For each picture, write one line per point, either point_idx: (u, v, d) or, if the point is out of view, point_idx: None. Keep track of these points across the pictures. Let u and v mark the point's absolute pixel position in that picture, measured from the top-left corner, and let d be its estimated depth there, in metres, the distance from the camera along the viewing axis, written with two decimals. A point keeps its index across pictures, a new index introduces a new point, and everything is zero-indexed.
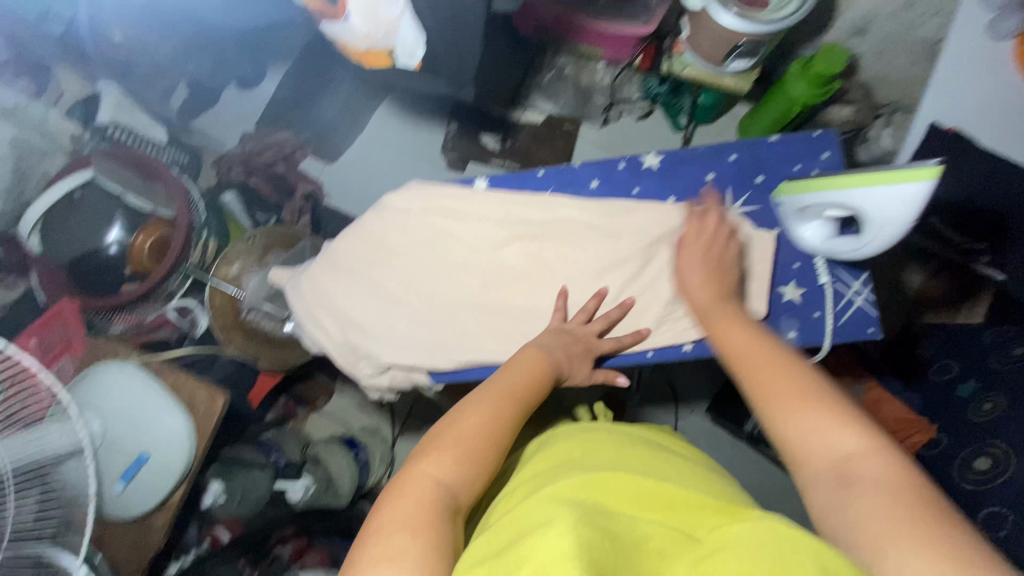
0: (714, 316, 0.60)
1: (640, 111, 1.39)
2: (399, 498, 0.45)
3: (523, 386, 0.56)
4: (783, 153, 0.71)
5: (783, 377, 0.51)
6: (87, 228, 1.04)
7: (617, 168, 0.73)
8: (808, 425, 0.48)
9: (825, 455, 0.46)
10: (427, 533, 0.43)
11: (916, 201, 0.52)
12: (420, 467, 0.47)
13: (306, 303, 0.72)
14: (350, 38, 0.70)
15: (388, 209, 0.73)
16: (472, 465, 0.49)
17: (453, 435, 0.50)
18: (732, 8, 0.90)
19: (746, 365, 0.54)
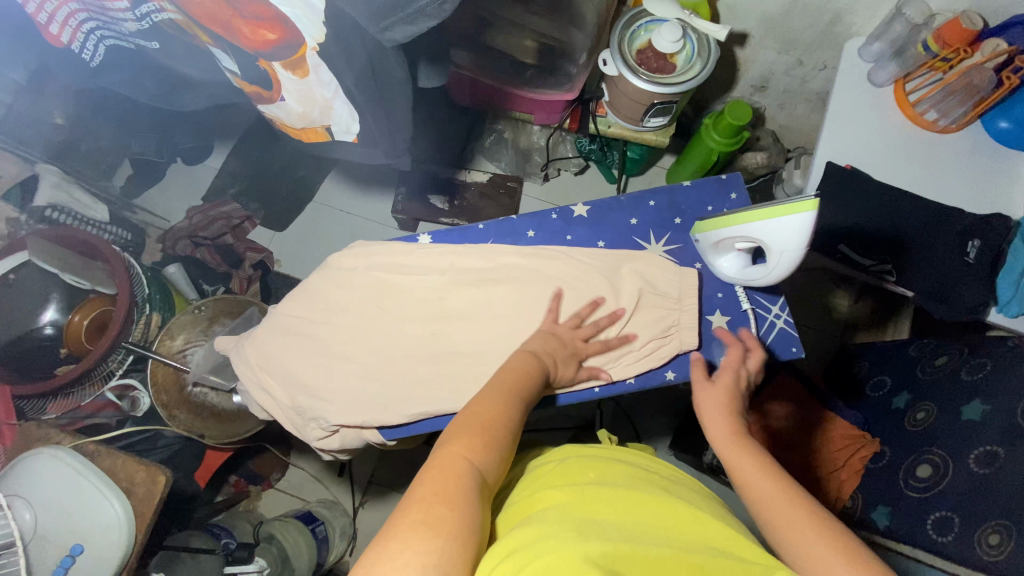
0: (726, 451, 0.57)
1: (576, 167, 1.48)
2: (434, 474, 0.47)
3: (529, 380, 0.60)
4: (697, 195, 0.78)
5: (811, 538, 0.46)
6: (20, 310, 1.03)
7: (550, 218, 0.78)
8: None
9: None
10: (465, 509, 0.45)
11: (804, 229, 0.59)
12: (455, 450, 0.50)
13: (251, 367, 0.72)
14: (288, 116, 0.81)
15: (334, 269, 0.76)
16: (497, 449, 0.52)
17: (474, 423, 0.53)
18: (643, 74, 1.01)
19: (778, 521, 0.48)
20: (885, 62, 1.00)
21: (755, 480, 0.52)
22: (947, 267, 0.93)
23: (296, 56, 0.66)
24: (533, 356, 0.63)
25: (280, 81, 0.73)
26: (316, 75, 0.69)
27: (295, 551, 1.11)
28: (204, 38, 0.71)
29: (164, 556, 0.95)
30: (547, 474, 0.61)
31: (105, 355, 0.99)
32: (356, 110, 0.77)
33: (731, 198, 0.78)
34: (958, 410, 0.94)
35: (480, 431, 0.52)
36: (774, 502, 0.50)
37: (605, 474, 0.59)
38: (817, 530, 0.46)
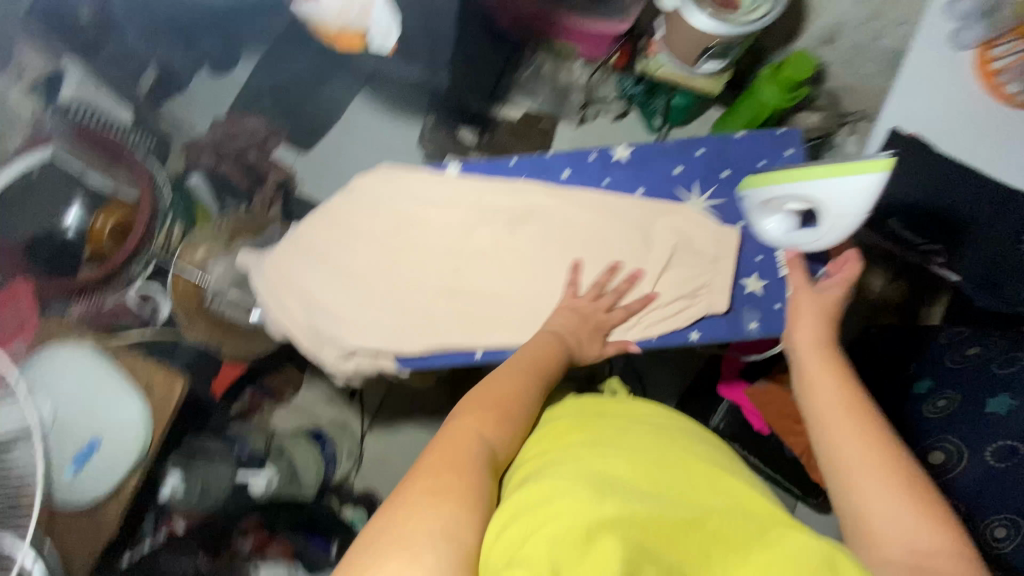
0: (811, 356, 0.58)
1: (616, 112, 1.40)
2: (444, 446, 0.47)
3: (546, 361, 0.59)
4: (749, 148, 0.72)
5: (865, 452, 0.48)
6: (44, 208, 1.01)
7: (588, 158, 0.73)
8: (876, 495, 0.46)
9: (888, 536, 0.44)
10: (472, 480, 0.45)
11: (871, 192, 0.55)
12: (462, 424, 0.50)
13: (269, 286, 0.70)
14: (327, 16, 0.85)
15: (357, 193, 0.72)
16: (508, 427, 0.52)
17: (487, 400, 0.53)
18: (707, 9, 0.93)
19: (831, 420, 0.52)
20: (974, 23, 0.88)
21: (820, 382, 0.55)
22: (998, 252, 0.89)
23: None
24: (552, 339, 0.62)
25: None
26: None
27: (303, 464, 1.15)
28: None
29: (180, 456, 1.02)
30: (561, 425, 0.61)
31: (128, 262, 1.04)
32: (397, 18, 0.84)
33: (785, 155, 0.72)
34: (982, 400, 0.91)
35: (489, 407, 0.52)
36: (832, 405, 0.53)
37: (620, 428, 0.59)
38: (872, 443, 0.49)
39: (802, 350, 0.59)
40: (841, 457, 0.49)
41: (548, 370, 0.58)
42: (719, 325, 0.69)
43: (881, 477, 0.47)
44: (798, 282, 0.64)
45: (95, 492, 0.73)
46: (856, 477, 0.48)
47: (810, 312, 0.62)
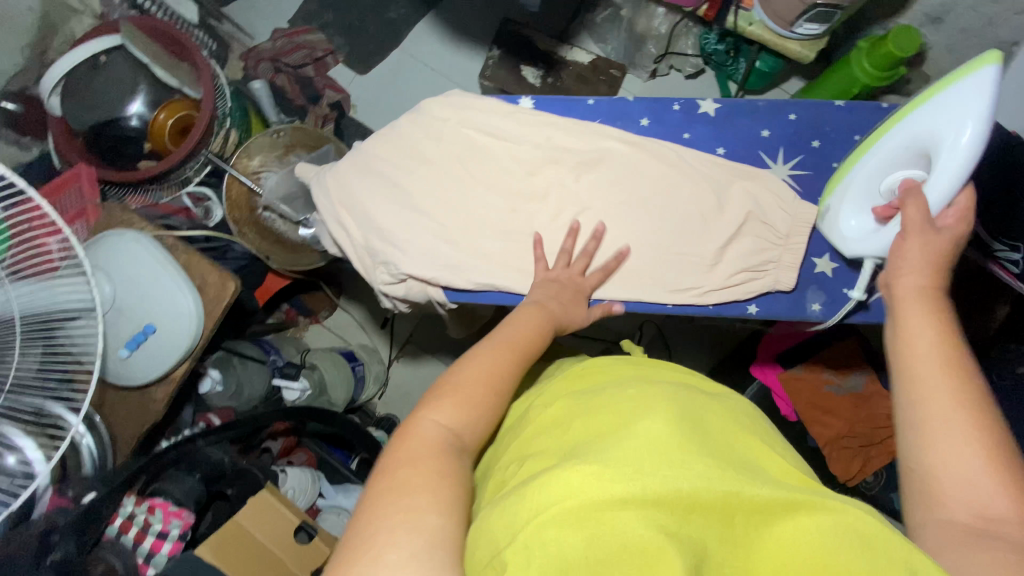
0: (908, 300, 0.52)
1: (691, 69, 1.32)
2: (402, 442, 0.44)
3: (525, 338, 0.54)
4: (845, 119, 0.68)
5: (961, 419, 0.43)
6: (108, 95, 1.02)
7: (671, 108, 0.69)
8: (950, 457, 0.42)
9: (959, 503, 0.41)
10: (440, 470, 0.42)
11: (981, 89, 0.50)
12: (424, 414, 0.46)
13: (330, 199, 0.70)
14: None
15: (426, 116, 0.71)
16: (479, 409, 0.48)
17: (453, 385, 0.49)
18: None
19: (920, 371, 0.47)
20: None
21: (917, 329, 0.49)
22: None
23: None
24: (537, 314, 0.58)
25: None
26: None
27: (333, 380, 1.19)
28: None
29: (221, 357, 1.07)
30: (576, 376, 0.60)
31: (185, 162, 1.02)
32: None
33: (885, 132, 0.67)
34: None
35: (452, 394, 0.48)
36: (926, 356, 0.47)
37: (636, 384, 0.53)
38: (964, 397, 0.44)
39: (902, 299, 0.52)
40: (925, 416, 0.45)
41: (519, 348, 0.53)
42: (780, 302, 0.67)
43: (971, 442, 0.42)
44: (909, 222, 0.55)
45: (145, 376, 0.76)
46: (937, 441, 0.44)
47: (917, 253, 0.54)
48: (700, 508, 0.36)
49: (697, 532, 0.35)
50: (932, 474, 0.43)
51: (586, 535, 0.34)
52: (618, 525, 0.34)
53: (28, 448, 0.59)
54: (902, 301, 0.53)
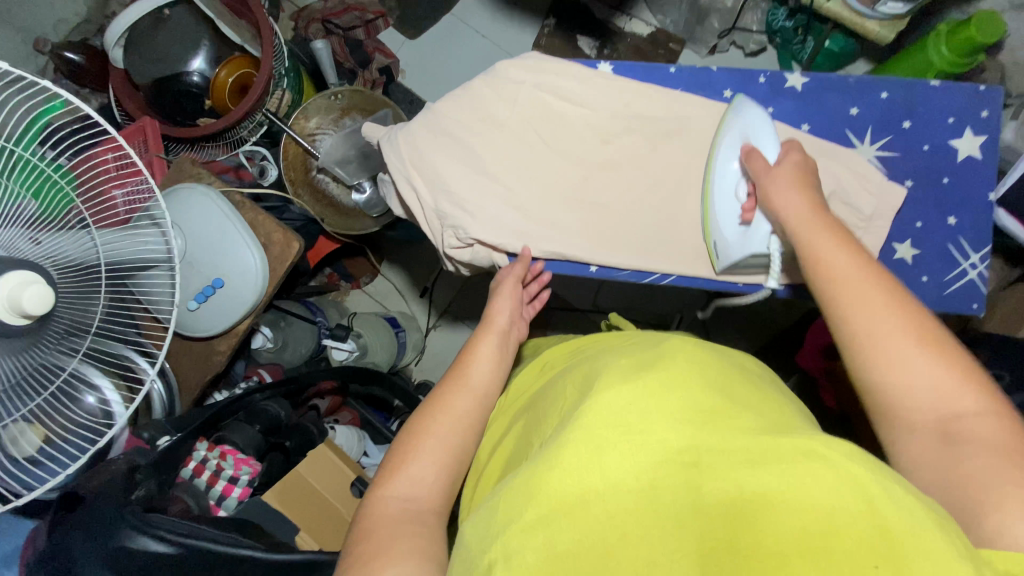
0: (800, 229, 0.52)
1: (753, 46, 1.28)
2: (363, 522, 0.45)
3: (467, 373, 0.54)
4: (940, 101, 0.65)
5: (910, 329, 0.44)
6: (171, 48, 1.03)
7: (756, 81, 0.67)
8: (899, 373, 0.44)
9: (928, 408, 0.43)
10: (401, 532, 0.43)
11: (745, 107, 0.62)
12: (381, 492, 0.46)
13: (401, 159, 0.69)
14: None
15: (502, 77, 0.69)
16: (432, 460, 0.48)
17: (397, 450, 0.49)
18: None
19: (848, 291, 0.47)
20: None
21: (828, 254, 0.49)
22: None
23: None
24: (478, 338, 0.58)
25: None
26: None
27: (376, 344, 1.21)
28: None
29: (272, 315, 1.09)
30: (542, 362, 0.64)
31: (243, 120, 1.02)
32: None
33: (980, 116, 0.65)
34: None
35: (398, 464, 0.48)
36: (846, 270, 0.47)
37: (588, 361, 0.54)
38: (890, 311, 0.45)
39: (797, 229, 0.52)
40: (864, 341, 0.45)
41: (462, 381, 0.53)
42: None
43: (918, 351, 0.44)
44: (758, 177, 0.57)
45: (212, 328, 0.79)
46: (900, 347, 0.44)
47: (789, 187, 0.54)
48: (669, 483, 0.35)
49: (674, 512, 0.34)
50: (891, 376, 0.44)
51: (560, 544, 0.33)
52: (590, 522, 0.34)
53: (107, 389, 0.60)
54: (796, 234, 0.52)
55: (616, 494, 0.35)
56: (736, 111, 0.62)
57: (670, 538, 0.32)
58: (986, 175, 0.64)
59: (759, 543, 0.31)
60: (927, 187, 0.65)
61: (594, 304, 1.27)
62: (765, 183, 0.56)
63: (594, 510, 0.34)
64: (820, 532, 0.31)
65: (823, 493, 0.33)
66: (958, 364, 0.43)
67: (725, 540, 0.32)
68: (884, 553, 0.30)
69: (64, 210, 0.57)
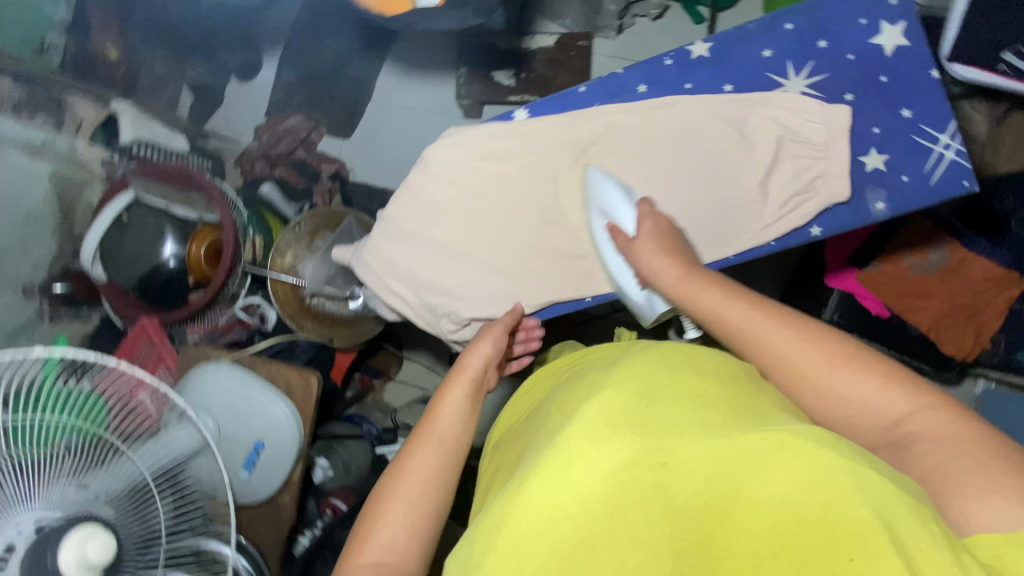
0: (679, 288, 0.54)
1: (656, 10, 1.33)
2: None
3: (436, 423, 0.53)
4: (844, 7, 0.65)
5: (812, 354, 0.46)
6: (143, 246, 1.08)
7: (663, 65, 0.68)
8: (834, 399, 0.44)
9: (871, 424, 0.43)
10: None
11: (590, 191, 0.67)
12: (356, 560, 0.47)
13: (376, 274, 0.72)
14: None
15: (432, 162, 0.71)
16: (410, 512, 0.49)
17: (376, 503, 0.50)
18: None
19: (751, 347, 0.48)
20: None
21: (713, 308, 0.51)
22: None
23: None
24: (449, 388, 0.56)
25: None
26: None
27: None
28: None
29: (322, 444, 1.12)
30: (529, 388, 0.65)
31: (226, 280, 1.08)
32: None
33: (889, 6, 0.64)
34: None
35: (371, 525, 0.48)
36: (737, 328, 0.49)
37: (574, 380, 0.52)
38: (798, 348, 0.46)
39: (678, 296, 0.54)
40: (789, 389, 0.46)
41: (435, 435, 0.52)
42: (843, 214, 0.64)
43: (840, 377, 0.44)
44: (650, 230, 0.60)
45: (268, 488, 0.81)
46: (817, 382, 0.45)
47: (652, 255, 0.57)
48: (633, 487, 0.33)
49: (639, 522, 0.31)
50: (817, 410, 0.45)
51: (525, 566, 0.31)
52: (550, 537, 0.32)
53: None
54: (682, 298, 0.54)
55: (593, 508, 0.32)
56: (591, 184, 0.67)
57: (649, 553, 0.30)
58: (921, 56, 0.63)
59: (731, 544, 0.30)
60: (869, 91, 0.63)
61: (613, 307, 1.26)
62: (633, 255, 0.60)
63: (574, 531, 0.32)
64: (786, 529, 0.30)
65: (784, 488, 0.31)
66: (868, 368, 0.45)
67: (699, 540, 0.31)
68: (856, 546, 0.29)
69: (93, 447, 0.57)
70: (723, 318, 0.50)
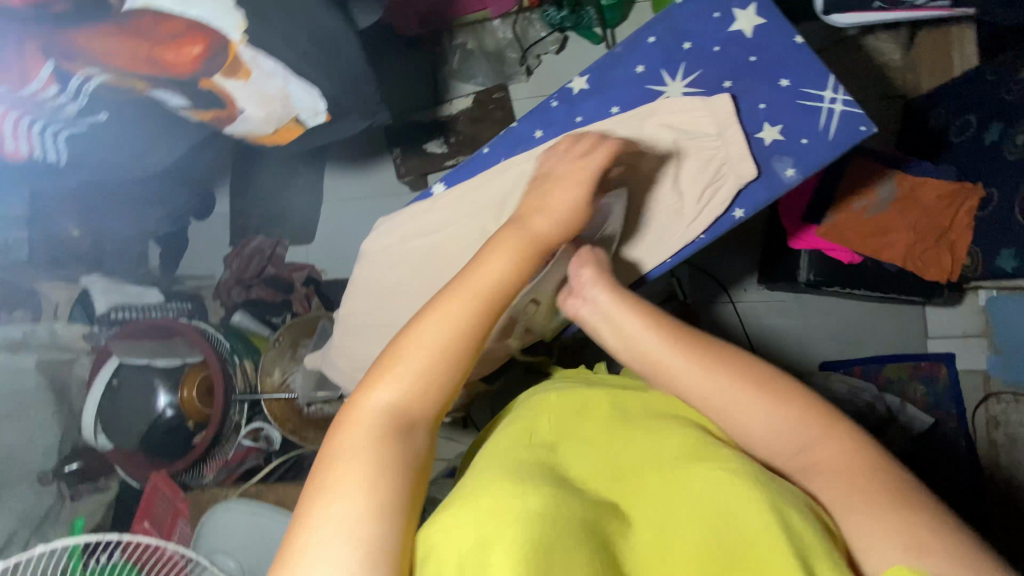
0: (605, 309, 0.53)
1: (556, 44, 1.39)
2: (342, 433, 0.39)
3: (481, 272, 0.46)
4: (697, 7, 0.69)
5: (727, 379, 0.44)
6: (140, 404, 1.10)
7: (551, 107, 0.72)
8: (746, 419, 0.43)
9: (780, 448, 0.42)
10: (377, 457, 0.37)
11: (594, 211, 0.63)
12: (361, 393, 0.41)
13: (346, 373, 0.74)
14: (256, 125, 0.84)
15: (371, 254, 0.76)
16: (432, 382, 0.41)
17: (393, 354, 0.42)
18: None
19: (665, 368, 0.47)
20: None
21: (631, 330, 0.50)
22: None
23: (228, 60, 0.72)
24: (502, 241, 0.49)
25: (226, 90, 0.77)
26: (258, 69, 0.74)
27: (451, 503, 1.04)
28: (143, 88, 0.78)
29: None
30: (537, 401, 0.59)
31: (225, 413, 1.11)
32: (315, 86, 0.78)
33: None
34: None
35: (388, 364, 0.42)
36: (656, 352, 0.47)
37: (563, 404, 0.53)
38: (717, 370, 0.45)
39: (602, 320, 0.54)
40: (708, 409, 0.45)
41: (481, 279, 0.44)
42: (758, 190, 0.66)
43: (759, 400, 0.43)
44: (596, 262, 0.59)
45: None
46: (724, 405, 0.44)
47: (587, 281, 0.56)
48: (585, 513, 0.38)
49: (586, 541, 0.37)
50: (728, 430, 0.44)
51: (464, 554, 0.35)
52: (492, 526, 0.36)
53: None
54: (606, 318, 0.53)
55: (521, 526, 0.34)
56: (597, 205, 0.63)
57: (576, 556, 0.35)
58: (781, 28, 0.66)
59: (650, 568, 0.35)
60: (742, 74, 0.67)
61: None
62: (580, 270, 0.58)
63: (505, 536, 0.33)
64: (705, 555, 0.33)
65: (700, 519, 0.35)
66: (781, 395, 0.43)
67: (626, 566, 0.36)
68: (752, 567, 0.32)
69: None
70: (638, 345, 0.49)
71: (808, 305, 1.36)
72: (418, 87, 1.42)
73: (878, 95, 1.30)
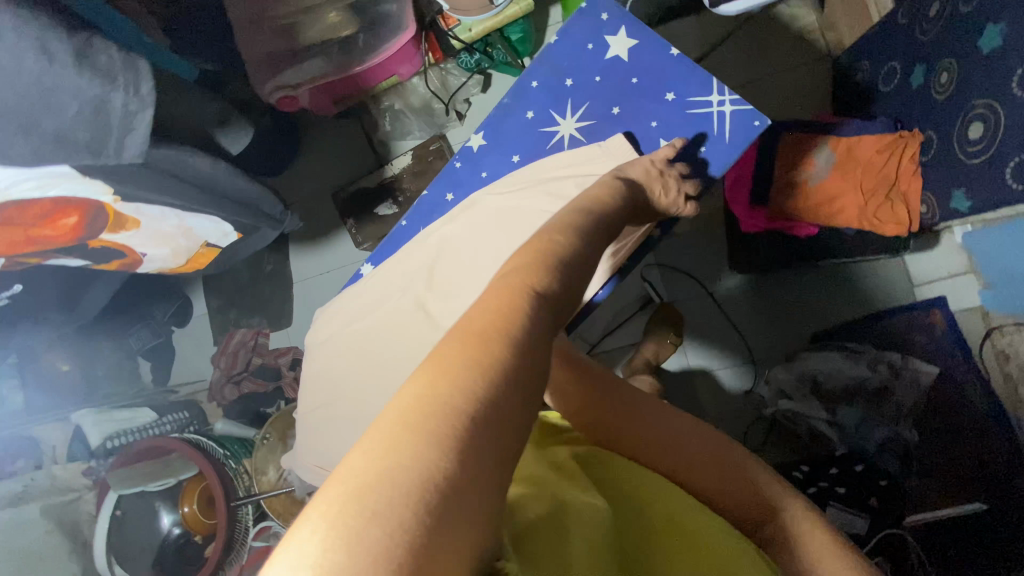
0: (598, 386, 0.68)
1: (478, 84, 1.42)
2: (481, 304, 0.39)
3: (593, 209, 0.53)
4: (569, 45, 0.76)
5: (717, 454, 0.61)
6: (146, 529, 1.11)
7: (456, 170, 0.79)
8: (733, 481, 0.59)
9: (756, 507, 0.57)
10: (521, 331, 0.37)
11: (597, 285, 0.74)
12: (506, 275, 0.42)
13: (314, 472, 0.72)
14: (161, 255, 1.03)
15: (318, 346, 0.78)
16: (568, 282, 0.43)
17: (531, 253, 0.45)
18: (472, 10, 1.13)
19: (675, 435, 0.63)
20: None
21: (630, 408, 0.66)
22: None
23: (110, 217, 0.86)
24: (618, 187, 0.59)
25: (121, 238, 0.93)
26: (144, 215, 0.89)
27: None
28: (39, 259, 0.90)
29: None
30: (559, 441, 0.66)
31: (231, 521, 1.09)
32: (211, 215, 0.97)
33: (604, 24, 0.75)
34: (976, 49, 0.90)
35: (531, 263, 0.43)
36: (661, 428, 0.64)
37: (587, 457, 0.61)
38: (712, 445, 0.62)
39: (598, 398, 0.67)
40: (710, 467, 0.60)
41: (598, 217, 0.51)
42: None
43: (742, 470, 0.59)
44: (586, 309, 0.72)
45: None
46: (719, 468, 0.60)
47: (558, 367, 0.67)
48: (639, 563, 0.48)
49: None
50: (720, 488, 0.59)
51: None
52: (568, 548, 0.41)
53: None
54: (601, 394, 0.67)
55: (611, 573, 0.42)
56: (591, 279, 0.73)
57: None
58: (653, 45, 0.72)
59: None
60: (626, 94, 0.73)
61: None
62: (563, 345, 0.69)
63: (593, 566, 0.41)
64: None
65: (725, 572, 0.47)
66: (757, 475, 0.59)
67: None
68: None
69: None
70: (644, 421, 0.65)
71: (786, 280, 1.34)
72: (360, 155, 1.49)
73: (802, 61, 1.30)
